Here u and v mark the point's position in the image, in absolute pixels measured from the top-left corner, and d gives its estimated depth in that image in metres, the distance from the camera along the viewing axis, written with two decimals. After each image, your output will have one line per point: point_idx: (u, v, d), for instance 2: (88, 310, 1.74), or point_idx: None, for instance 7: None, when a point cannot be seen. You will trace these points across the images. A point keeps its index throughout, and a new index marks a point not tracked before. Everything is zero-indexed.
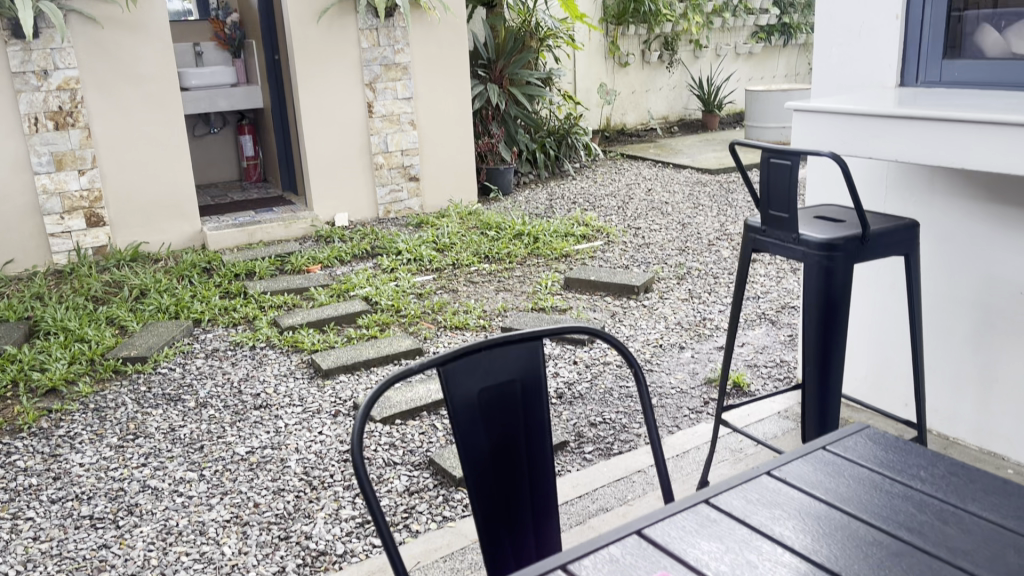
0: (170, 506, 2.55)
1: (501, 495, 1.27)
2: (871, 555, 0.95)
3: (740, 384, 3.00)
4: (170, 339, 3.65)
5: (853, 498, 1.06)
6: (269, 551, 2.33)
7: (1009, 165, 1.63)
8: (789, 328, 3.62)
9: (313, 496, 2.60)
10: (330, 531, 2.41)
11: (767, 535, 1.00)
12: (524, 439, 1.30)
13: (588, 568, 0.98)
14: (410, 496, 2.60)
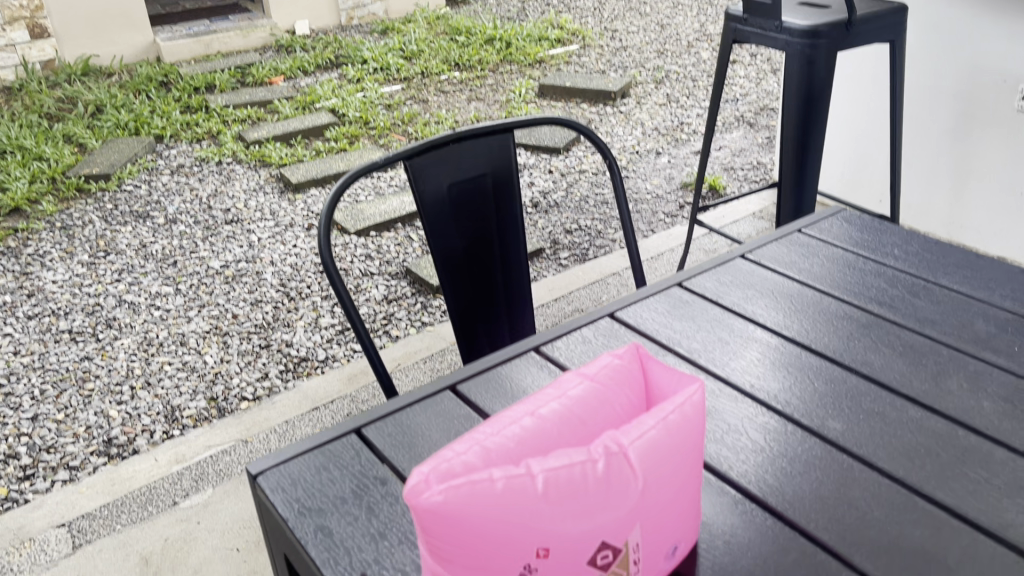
0: (149, 319, 2.56)
1: (476, 292, 1.26)
2: (842, 328, 0.96)
3: (716, 188, 2.98)
4: (132, 156, 3.53)
5: (826, 278, 1.06)
6: (251, 359, 2.37)
7: None
8: (768, 130, 3.55)
9: (291, 306, 2.61)
10: (310, 339, 2.44)
11: (739, 313, 1.01)
12: (496, 235, 1.27)
13: (561, 351, 0.98)
14: (389, 304, 2.61)
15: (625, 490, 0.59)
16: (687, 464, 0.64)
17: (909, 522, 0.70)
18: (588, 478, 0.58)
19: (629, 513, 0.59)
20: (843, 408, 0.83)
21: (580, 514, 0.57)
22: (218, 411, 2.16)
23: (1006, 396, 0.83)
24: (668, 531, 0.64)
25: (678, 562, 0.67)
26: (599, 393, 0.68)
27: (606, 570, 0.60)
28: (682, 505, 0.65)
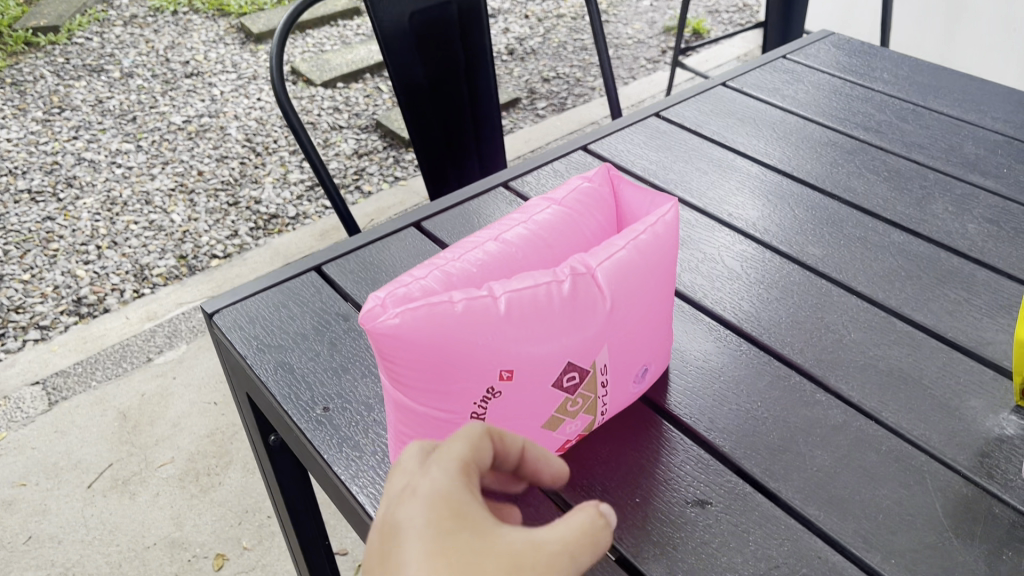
0: (110, 178, 2.46)
1: (444, 129, 1.20)
2: (825, 155, 0.91)
3: (699, 32, 2.85)
4: (81, 7, 3.32)
5: (810, 104, 1.00)
6: (220, 217, 2.29)
7: None
8: None
9: (258, 163, 2.52)
10: (279, 195, 2.37)
11: (720, 143, 0.95)
12: (463, 67, 1.19)
13: (531, 185, 0.93)
14: (360, 159, 2.52)
15: (592, 311, 0.56)
16: (660, 288, 0.61)
17: (885, 343, 0.68)
18: (553, 298, 0.55)
19: (596, 335, 0.57)
20: (823, 235, 0.80)
21: (543, 336, 0.54)
22: (189, 270, 2.09)
23: (991, 219, 0.80)
24: (639, 356, 0.61)
25: (648, 389, 0.65)
26: (566, 218, 0.64)
27: (572, 392, 0.57)
28: (654, 329, 0.62)
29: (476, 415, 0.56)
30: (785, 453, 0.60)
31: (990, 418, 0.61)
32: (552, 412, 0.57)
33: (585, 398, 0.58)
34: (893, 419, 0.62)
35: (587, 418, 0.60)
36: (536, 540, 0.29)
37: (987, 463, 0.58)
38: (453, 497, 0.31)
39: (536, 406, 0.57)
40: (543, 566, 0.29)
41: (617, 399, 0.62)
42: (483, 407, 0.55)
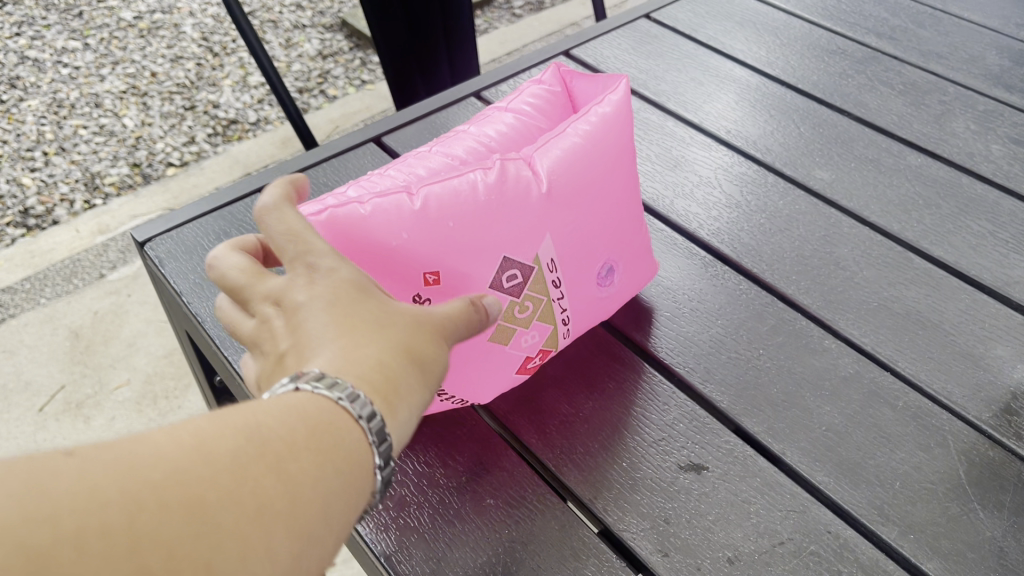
0: (56, 79, 2.28)
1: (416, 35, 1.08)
2: (833, 65, 0.82)
3: None
4: None
5: (817, 7, 0.90)
6: (176, 122, 2.14)
7: None
8: None
9: (216, 63, 2.35)
10: (239, 99, 2.22)
11: (717, 50, 0.85)
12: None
13: (505, 96, 0.83)
14: (325, 61, 2.36)
15: (523, 197, 0.50)
16: (610, 168, 0.53)
17: (901, 282, 0.61)
18: (474, 185, 0.49)
19: (530, 221, 0.50)
20: (831, 156, 0.72)
21: (465, 229, 0.48)
22: (143, 179, 1.96)
23: (1016, 139, 0.72)
24: (597, 254, 0.54)
25: (620, 298, 0.58)
26: (510, 115, 0.57)
27: (516, 293, 0.51)
28: (616, 224, 0.55)
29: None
30: (790, 409, 0.53)
31: (1017, 369, 0.55)
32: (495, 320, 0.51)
33: (532, 301, 0.51)
34: (911, 369, 0.55)
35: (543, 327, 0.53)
36: (433, 317, 0.40)
37: (1015, 421, 0.52)
38: (354, 278, 0.39)
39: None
40: (438, 335, 0.40)
41: (579, 308, 0.55)
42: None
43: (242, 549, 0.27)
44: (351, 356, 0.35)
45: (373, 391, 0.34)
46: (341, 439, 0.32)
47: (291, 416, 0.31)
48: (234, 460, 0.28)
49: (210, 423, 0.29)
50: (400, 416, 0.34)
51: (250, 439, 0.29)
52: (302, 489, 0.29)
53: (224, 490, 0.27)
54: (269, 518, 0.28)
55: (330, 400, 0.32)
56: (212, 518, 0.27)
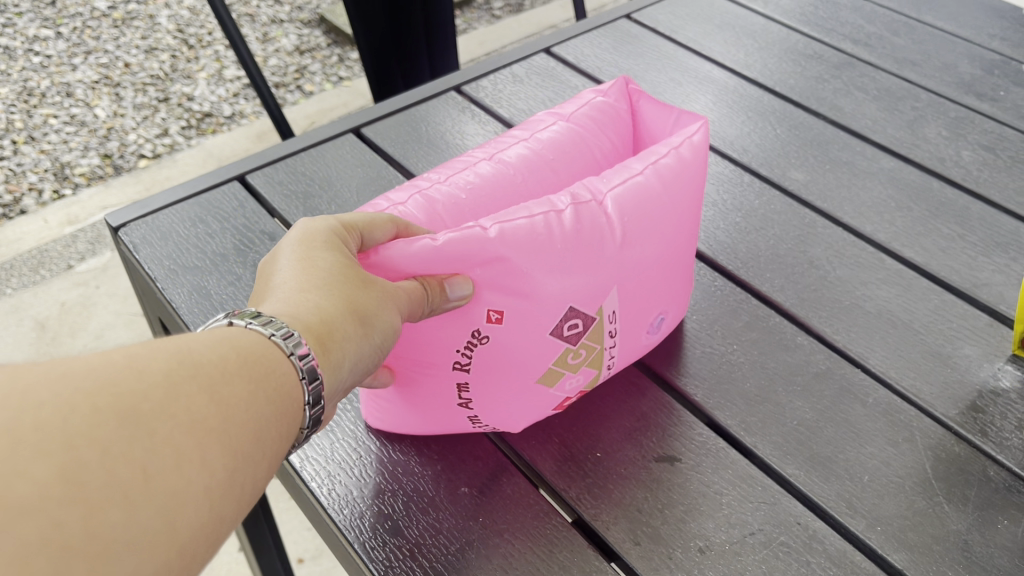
0: (27, 67, 2.25)
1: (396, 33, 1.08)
2: (810, 69, 0.83)
3: None
4: None
5: (795, 13, 0.91)
6: (149, 113, 2.11)
7: None
8: None
9: (191, 56, 2.32)
10: (214, 92, 2.20)
11: (696, 52, 0.86)
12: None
13: (487, 91, 0.83)
14: (302, 56, 2.34)
15: (595, 246, 0.48)
16: (682, 223, 0.52)
17: (873, 282, 0.62)
18: (554, 229, 0.47)
19: (601, 274, 0.49)
20: (807, 158, 0.73)
21: (540, 274, 0.47)
22: (114, 170, 1.94)
23: (987, 146, 0.73)
24: (657, 301, 0.54)
25: (661, 338, 0.57)
26: (572, 128, 0.56)
27: (570, 339, 0.50)
28: (677, 271, 0.54)
29: (459, 366, 0.49)
30: (763, 404, 0.54)
31: (984, 368, 0.56)
32: (549, 366, 0.50)
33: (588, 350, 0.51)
34: (880, 366, 0.56)
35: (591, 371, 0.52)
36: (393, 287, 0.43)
37: (980, 419, 0.53)
38: (326, 239, 0.42)
39: (530, 357, 0.49)
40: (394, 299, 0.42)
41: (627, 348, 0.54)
42: (467, 353, 0.48)
43: (183, 452, 0.29)
44: (312, 304, 0.39)
45: (311, 334, 0.37)
46: (273, 373, 0.34)
47: (222, 348, 0.33)
48: (172, 376, 0.30)
49: (142, 344, 0.31)
50: (333, 362, 0.38)
51: (183, 359, 0.31)
52: (234, 408, 0.31)
53: (164, 400, 0.29)
54: (208, 432, 0.30)
55: (261, 334, 0.35)
56: (158, 424, 0.28)
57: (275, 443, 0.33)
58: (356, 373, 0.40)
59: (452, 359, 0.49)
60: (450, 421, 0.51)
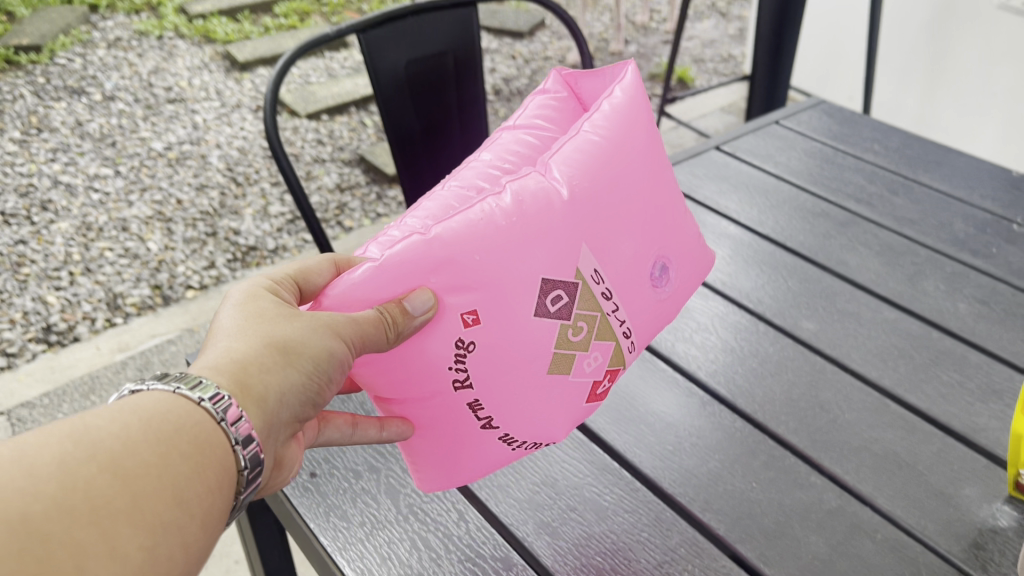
0: (87, 203, 2.39)
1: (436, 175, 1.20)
2: (818, 226, 0.91)
3: (685, 80, 2.78)
4: (65, 27, 3.08)
5: (803, 174, 1.01)
6: (197, 247, 2.25)
7: None
8: (742, 20, 3.30)
9: (239, 193, 2.48)
10: (259, 227, 2.33)
11: (713, 209, 0.95)
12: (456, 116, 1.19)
13: None
14: (342, 194, 2.50)
15: (548, 211, 0.56)
16: (626, 177, 0.61)
17: (879, 426, 0.67)
18: (496, 212, 0.55)
19: (569, 239, 0.57)
20: (816, 309, 0.80)
21: (499, 258, 0.55)
22: (163, 300, 2.05)
23: (981, 298, 0.80)
24: (640, 256, 0.63)
25: (664, 289, 0.65)
26: (520, 142, 0.66)
27: (565, 304, 0.58)
28: (647, 223, 0.63)
29: (461, 385, 0.57)
30: (781, 537, 0.59)
31: (983, 508, 0.61)
32: (557, 349, 0.58)
33: (592, 318, 0.60)
34: (887, 505, 0.61)
35: (605, 343, 0.61)
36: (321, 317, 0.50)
37: (982, 555, 0.58)
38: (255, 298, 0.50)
39: (535, 345, 0.57)
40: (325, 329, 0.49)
41: (635, 311, 0.63)
42: (461, 366, 0.56)
43: (103, 537, 0.35)
44: (237, 348, 0.46)
45: (235, 385, 0.44)
46: (185, 426, 0.41)
47: (126, 416, 0.39)
48: (80, 468, 0.36)
49: (41, 436, 0.36)
50: (257, 396, 0.45)
51: (87, 445, 0.37)
52: (145, 476, 0.37)
53: (74, 496, 0.35)
54: (124, 508, 0.36)
55: (168, 392, 0.42)
56: (72, 523, 0.34)
57: (204, 494, 0.40)
58: (291, 400, 0.47)
59: (451, 379, 0.56)
60: (477, 446, 0.60)
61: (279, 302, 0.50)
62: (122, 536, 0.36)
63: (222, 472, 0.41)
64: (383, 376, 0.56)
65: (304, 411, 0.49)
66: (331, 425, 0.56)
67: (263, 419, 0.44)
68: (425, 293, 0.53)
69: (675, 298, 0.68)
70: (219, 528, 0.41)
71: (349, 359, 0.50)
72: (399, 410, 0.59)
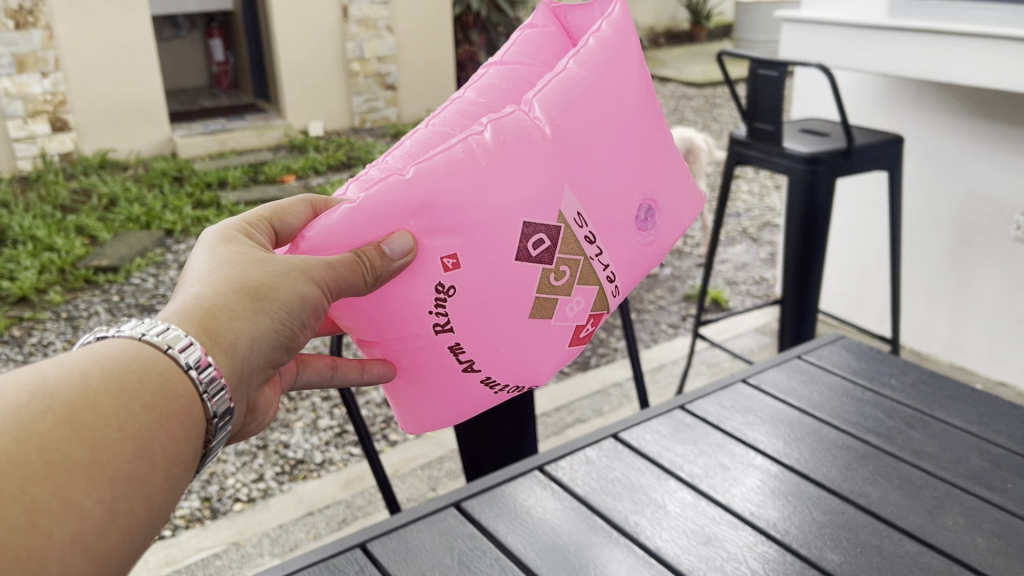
0: None
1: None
2: (841, 458, 0.97)
3: (719, 300, 2.94)
4: (142, 250, 3.32)
5: (827, 407, 1.08)
6: (248, 459, 2.24)
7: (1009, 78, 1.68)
8: (771, 246, 3.49)
9: (291, 407, 2.49)
10: (309, 440, 2.32)
11: (741, 440, 1.02)
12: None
13: (565, 469, 0.98)
14: (389, 407, 2.45)
15: (527, 150, 0.74)
16: (603, 120, 0.78)
17: None
18: (482, 154, 0.73)
19: (550, 184, 0.75)
20: (841, 541, 0.84)
21: (476, 206, 0.72)
22: (211, 512, 2.02)
23: (1000, 534, 0.84)
24: (618, 194, 0.80)
25: (641, 223, 0.83)
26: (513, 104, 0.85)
27: (546, 241, 0.75)
28: (626, 165, 0.80)
29: (440, 329, 0.76)
30: None
31: None
32: (539, 294, 0.77)
33: (574, 262, 0.78)
34: None
35: (588, 286, 0.80)
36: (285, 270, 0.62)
37: None
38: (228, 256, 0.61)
39: (516, 281, 0.75)
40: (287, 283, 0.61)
41: (618, 255, 0.81)
42: (441, 309, 0.75)
43: (64, 491, 0.43)
44: (206, 295, 0.56)
45: (205, 329, 0.54)
46: (146, 378, 0.49)
47: (88, 366, 0.47)
48: (41, 420, 0.43)
49: (5, 389, 0.44)
50: (227, 338, 0.55)
51: (45, 395, 0.45)
52: (103, 426, 0.45)
53: (32, 440, 0.43)
54: (83, 460, 0.44)
55: (134, 338, 0.51)
56: (30, 470, 0.42)
57: (164, 445, 0.48)
58: (260, 343, 0.57)
59: (432, 323, 0.76)
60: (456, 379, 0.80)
61: (249, 249, 0.61)
62: (78, 488, 0.43)
63: (184, 425, 0.50)
64: (371, 324, 0.75)
65: (276, 354, 0.60)
66: (311, 367, 0.75)
67: (231, 363, 0.54)
68: (404, 238, 0.70)
69: (659, 240, 0.85)
70: (182, 476, 0.50)
71: (317, 301, 0.62)
72: (379, 353, 0.79)
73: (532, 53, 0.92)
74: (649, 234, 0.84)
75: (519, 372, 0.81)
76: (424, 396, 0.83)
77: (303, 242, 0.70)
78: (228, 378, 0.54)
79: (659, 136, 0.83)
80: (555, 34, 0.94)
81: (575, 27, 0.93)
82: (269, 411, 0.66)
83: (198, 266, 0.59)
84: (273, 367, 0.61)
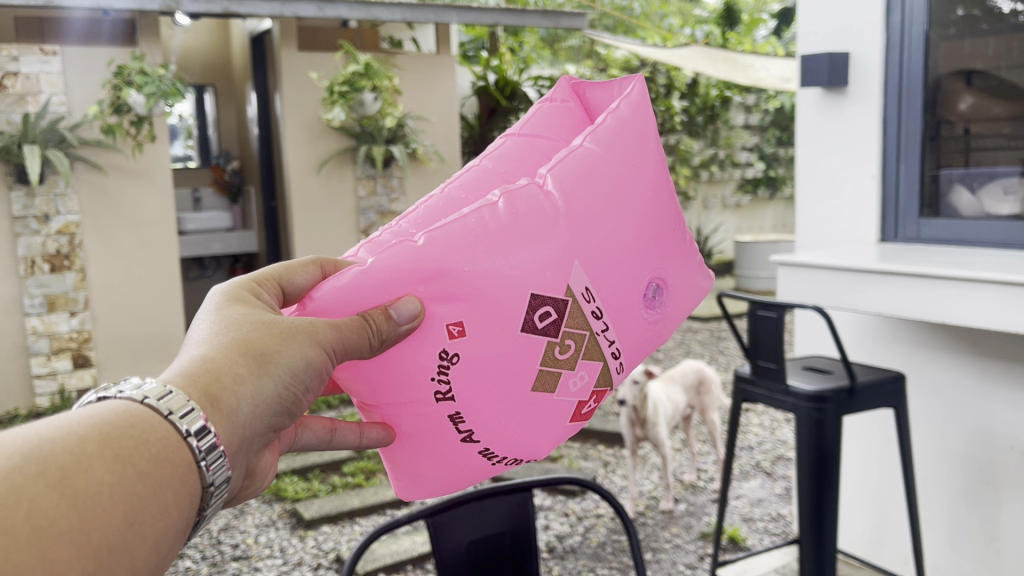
0: None
1: None
2: None
3: (735, 538, 2.85)
4: None
5: None
6: None
7: (1001, 320, 1.76)
8: (786, 481, 3.44)
9: None
10: None
11: None
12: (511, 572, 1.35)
13: None
14: None
15: (538, 219, 0.80)
16: (620, 193, 0.83)
17: None
18: (493, 224, 0.79)
19: (560, 255, 0.79)
20: None
21: (482, 275, 0.78)
22: None
23: None
24: (633, 272, 0.83)
25: (659, 299, 0.86)
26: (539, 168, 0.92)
27: (553, 312, 0.79)
28: (637, 237, 0.83)
29: (442, 397, 0.81)
30: None
31: None
32: (542, 366, 0.81)
33: (580, 337, 0.81)
34: None
35: (593, 362, 0.83)
36: (282, 335, 0.66)
37: None
38: (232, 321, 0.65)
39: (518, 348, 0.79)
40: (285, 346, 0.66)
41: (625, 333, 0.84)
42: (442, 377, 0.80)
43: (46, 562, 0.43)
44: (211, 358, 0.60)
45: (202, 395, 0.57)
46: (143, 446, 0.50)
47: (86, 432, 0.48)
48: (33, 483, 0.44)
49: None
50: (223, 403, 0.58)
51: (39, 460, 0.45)
52: (95, 494, 0.46)
53: (21, 509, 0.43)
54: (71, 526, 0.44)
55: (135, 401, 0.53)
56: (17, 539, 0.42)
57: (154, 517, 0.49)
58: (260, 409, 0.61)
59: (434, 390, 0.81)
60: (460, 451, 0.85)
61: (253, 312, 0.67)
62: (63, 556, 0.43)
63: (178, 495, 0.51)
64: (373, 385, 0.82)
65: (278, 418, 0.64)
66: (310, 431, 0.82)
67: (229, 429, 0.58)
68: (410, 303, 0.77)
69: (669, 318, 0.88)
70: (170, 548, 0.51)
71: (320, 365, 0.68)
72: (380, 415, 0.85)
73: (550, 126, 0.98)
74: (658, 313, 0.86)
75: (519, 447, 0.85)
76: (424, 464, 0.87)
77: (311, 303, 0.78)
78: (229, 442, 0.58)
79: (674, 214, 0.87)
80: (575, 108, 0.99)
81: (593, 103, 0.99)
82: (266, 476, 0.73)
83: (203, 330, 0.64)
84: (275, 431, 0.65)
